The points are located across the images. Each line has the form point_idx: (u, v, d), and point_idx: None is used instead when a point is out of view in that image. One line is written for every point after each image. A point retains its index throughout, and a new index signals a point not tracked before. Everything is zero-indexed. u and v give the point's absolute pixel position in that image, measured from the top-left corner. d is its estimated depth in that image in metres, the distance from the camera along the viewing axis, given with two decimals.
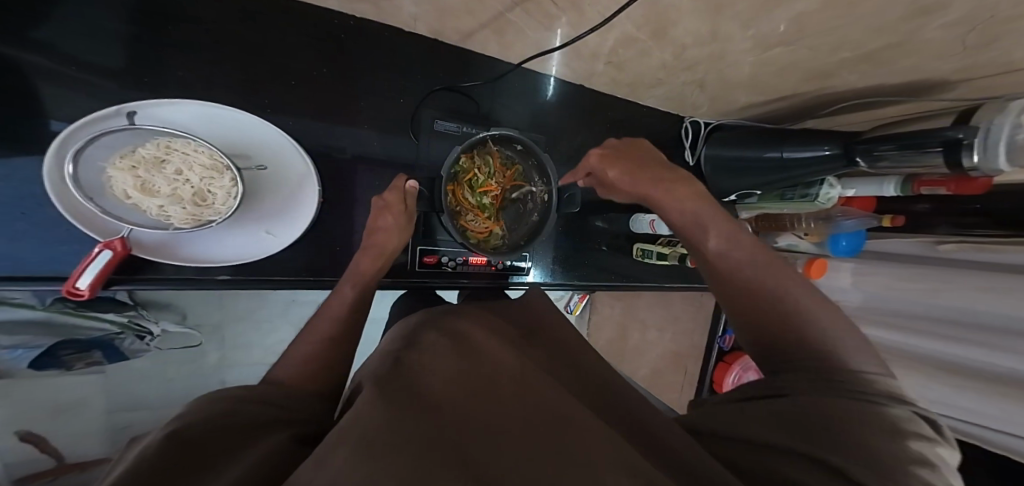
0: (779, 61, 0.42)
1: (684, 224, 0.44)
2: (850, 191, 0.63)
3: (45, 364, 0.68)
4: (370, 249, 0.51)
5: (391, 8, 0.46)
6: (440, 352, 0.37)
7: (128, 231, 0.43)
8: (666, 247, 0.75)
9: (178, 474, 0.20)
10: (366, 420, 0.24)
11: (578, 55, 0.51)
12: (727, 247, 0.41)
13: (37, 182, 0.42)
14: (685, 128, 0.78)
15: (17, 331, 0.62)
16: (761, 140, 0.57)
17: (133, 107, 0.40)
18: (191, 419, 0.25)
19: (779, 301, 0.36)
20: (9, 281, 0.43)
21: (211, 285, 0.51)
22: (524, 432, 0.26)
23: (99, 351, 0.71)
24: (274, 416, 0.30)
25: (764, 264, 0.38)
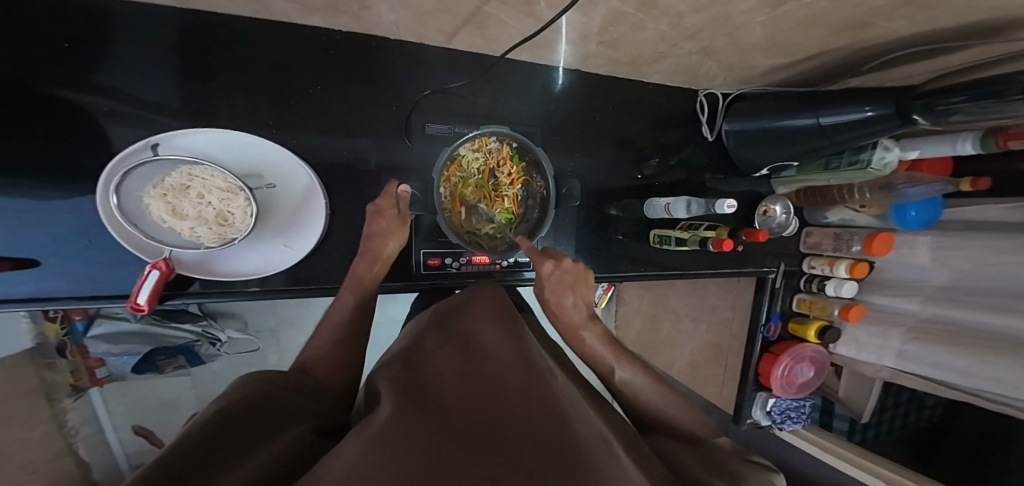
0: (797, 16, 0.36)
1: (600, 362, 0.53)
2: (913, 153, 0.54)
3: (144, 368, 0.83)
4: (366, 255, 0.52)
5: (370, 17, 0.46)
6: (446, 356, 0.33)
7: (168, 253, 0.47)
8: (686, 232, 0.69)
9: (200, 447, 0.21)
10: (367, 426, 0.21)
11: (568, 37, 0.48)
12: (628, 378, 0.51)
13: (94, 214, 0.47)
14: (700, 102, 0.73)
15: (120, 341, 0.77)
16: (792, 105, 0.50)
17: (157, 140, 0.43)
18: (229, 399, 0.27)
19: (661, 410, 0.49)
20: (95, 300, 0.49)
21: (244, 296, 0.53)
22: (556, 428, 0.21)
23: (184, 356, 0.85)
24: (299, 405, 0.31)
25: (651, 388, 0.50)
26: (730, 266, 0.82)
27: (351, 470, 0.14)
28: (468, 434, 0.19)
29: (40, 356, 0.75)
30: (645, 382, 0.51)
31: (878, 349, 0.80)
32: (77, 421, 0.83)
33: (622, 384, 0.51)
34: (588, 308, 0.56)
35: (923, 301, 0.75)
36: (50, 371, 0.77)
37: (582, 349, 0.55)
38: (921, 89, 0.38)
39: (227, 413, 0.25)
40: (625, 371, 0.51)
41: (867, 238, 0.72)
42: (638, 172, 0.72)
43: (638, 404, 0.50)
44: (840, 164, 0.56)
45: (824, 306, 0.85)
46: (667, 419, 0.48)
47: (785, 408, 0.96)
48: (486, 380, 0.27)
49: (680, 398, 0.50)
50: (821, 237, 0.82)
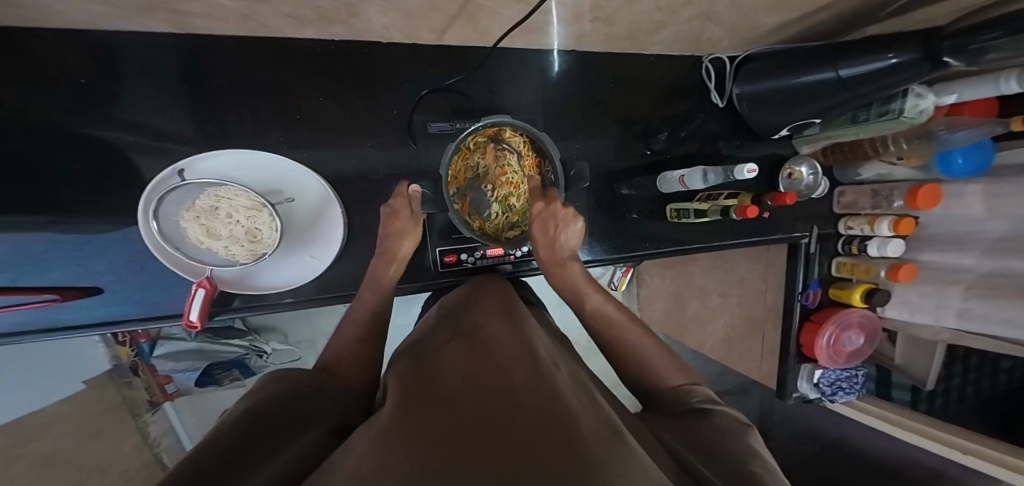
0: None
1: (579, 296, 0.55)
2: (947, 98, 0.49)
3: (205, 381, 0.92)
4: (385, 256, 0.55)
5: (360, 23, 0.46)
6: (453, 350, 0.35)
7: (210, 273, 0.51)
8: (705, 203, 0.66)
9: (235, 455, 0.23)
10: (377, 422, 0.23)
11: (559, 18, 0.47)
12: (599, 306, 0.53)
13: (140, 241, 0.52)
14: (706, 68, 0.69)
15: (182, 359, 0.87)
16: (808, 60, 0.47)
17: (182, 166, 0.47)
18: (262, 402, 0.30)
19: (633, 344, 0.50)
20: (154, 320, 0.54)
21: (283, 308, 0.57)
22: (549, 412, 0.23)
23: (237, 369, 0.93)
24: (321, 406, 0.34)
25: (630, 327, 0.51)
26: (758, 234, 0.79)
27: (357, 467, 0.16)
28: (467, 428, 0.20)
29: (118, 376, 0.91)
30: (623, 321, 0.52)
31: (935, 309, 0.73)
32: (158, 433, 0.95)
33: (595, 313, 0.53)
34: (572, 247, 0.57)
35: (979, 255, 0.68)
36: (128, 389, 0.92)
37: (564, 286, 0.56)
38: (952, 28, 0.34)
39: (258, 416, 0.28)
40: (595, 298, 0.54)
41: (910, 190, 0.66)
42: (647, 147, 0.70)
43: (612, 339, 0.51)
44: (869, 117, 0.51)
45: (868, 268, 0.78)
46: (641, 360, 0.48)
47: (836, 378, 0.91)
48: (488, 374, 0.28)
49: (658, 343, 0.50)
50: (857, 195, 0.77)
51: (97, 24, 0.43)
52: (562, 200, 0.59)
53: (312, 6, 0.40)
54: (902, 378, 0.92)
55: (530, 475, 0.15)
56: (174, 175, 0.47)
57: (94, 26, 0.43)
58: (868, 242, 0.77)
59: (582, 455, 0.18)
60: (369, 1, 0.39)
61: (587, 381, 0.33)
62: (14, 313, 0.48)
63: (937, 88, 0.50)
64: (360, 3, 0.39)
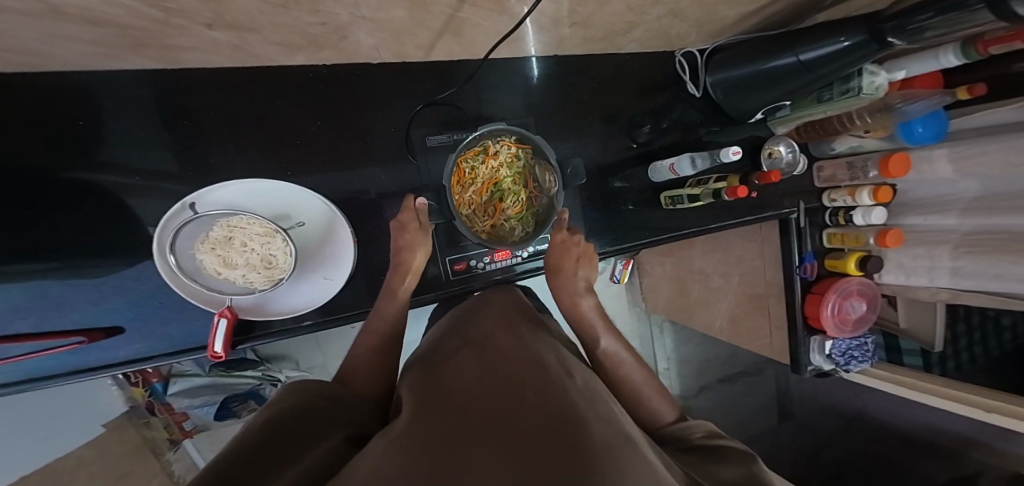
0: None
1: (589, 331, 0.59)
2: (899, 74, 0.52)
3: (224, 415, 0.93)
4: (400, 267, 0.57)
5: (351, 46, 0.49)
6: (458, 359, 0.38)
7: (230, 302, 0.54)
8: (696, 187, 0.70)
9: (270, 465, 0.26)
10: (391, 430, 0.26)
11: (538, 26, 0.50)
12: (612, 349, 0.56)
13: (155, 276, 0.54)
14: (679, 62, 0.73)
15: (199, 394, 0.90)
16: (771, 48, 0.50)
17: (193, 199, 0.49)
18: (282, 416, 0.32)
19: (643, 395, 0.51)
20: (172, 355, 0.56)
21: (300, 331, 0.60)
22: (538, 409, 0.26)
23: (254, 399, 0.94)
24: (331, 414, 0.36)
25: (635, 368, 0.54)
26: (749, 213, 0.82)
27: (378, 469, 0.19)
28: (472, 433, 0.23)
29: (135, 417, 0.99)
30: (631, 361, 0.55)
31: (929, 271, 0.76)
32: (182, 470, 1.01)
33: (607, 355, 0.56)
34: (588, 283, 0.63)
35: (960, 214, 0.71)
36: (147, 429, 0.99)
37: (575, 317, 0.60)
38: (890, 11, 0.38)
39: (279, 429, 0.31)
40: (609, 341, 0.57)
41: (882, 160, 0.70)
42: (633, 140, 0.73)
43: (623, 380, 0.54)
44: (831, 96, 0.55)
45: (857, 237, 0.82)
46: (644, 394, 0.52)
47: (846, 348, 0.91)
48: (493, 382, 0.31)
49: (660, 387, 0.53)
50: (834, 169, 0.82)
51: (94, 72, 0.46)
52: (560, 197, 0.65)
53: (303, 33, 0.43)
54: (910, 342, 0.94)
55: (521, 462, 0.19)
56: (186, 209, 0.49)
57: (87, 68, 0.45)
58: (853, 212, 0.80)
59: (565, 440, 0.22)
60: (358, 24, 0.41)
61: (591, 381, 0.36)
62: (45, 358, 0.50)
63: (890, 65, 0.53)
64: (351, 27, 0.42)
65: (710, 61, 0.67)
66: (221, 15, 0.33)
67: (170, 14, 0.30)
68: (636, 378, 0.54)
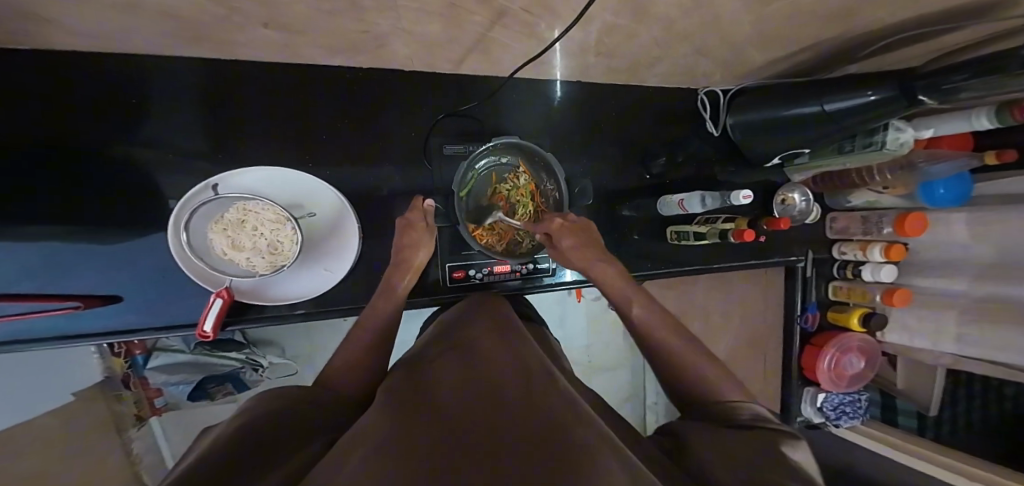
0: (775, 19, 0.37)
1: (622, 297, 0.53)
2: (928, 132, 0.52)
3: (197, 395, 0.91)
4: (400, 266, 0.56)
5: (387, 54, 0.50)
6: (443, 362, 0.36)
7: (230, 283, 0.52)
8: (704, 226, 0.69)
9: (238, 468, 0.24)
10: (367, 429, 0.24)
11: (567, 53, 0.51)
12: (645, 313, 0.51)
13: (148, 254, 0.52)
14: (701, 100, 0.74)
15: (177, 371, 0.87)
16: (795, 96, 0.50)
17: (216, 180, 0.49)
18: (254, 420, 0.30)
19: (692, 364, 0.45)
20: (164, 330, 0.53)
21: (291, 319, 0.58)
22: (523, 413, 0.24)
23: (231, 383, 0.93)
24: (319, 416, 0.34)
25: (671, 335, 0.49)
26: (755, 258, 0.82)
27: (352, 471, 0.17)
28: (454, 434, 0.20)
29: (108, 389, 0.91)
30: (668, 328, 0.49)
31: (935, 333, 0.74)
32: (142, 449, 0.95)
33: (639, 319, 0.51)
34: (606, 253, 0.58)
35: (970, 281, 0.69)
36: (117, 403, 0.92)
37: (601, 284, 0.56)
38: (923, 70, 0.38)
39: (252, 433, 0.28)
40: (641, 305, 0.52)
41: (898, 218, 0.69)
42: (648, 171, 0.73)
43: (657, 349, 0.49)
44: (853, 148, 0.55)
45: (864, 293, 0.81)
46: (682, 358, 0.47)
47: (839, 403, 0.91)
48: (475, 385, 0.29)
49: (705, 354, 0.47)
50: (848, 221, 0.81)
51: (122, 52, 0.46)
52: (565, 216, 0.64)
53: (344, 39, 0.43)
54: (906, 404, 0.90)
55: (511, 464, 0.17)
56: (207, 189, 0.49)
57: (114, 49, 0.45)
58: (863, 267, 0.79)
59: (549, 441, 0.20)
60: (398, 35, 0.42)
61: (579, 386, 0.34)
62: (29, 321, 0.48)
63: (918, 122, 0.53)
64: (390, 38, 0.43)
65: (732, 102, 0.67)
66: (271, 15, 0.34)
67: (227, 11, 0.31)
68: (679, 347, 0.48)
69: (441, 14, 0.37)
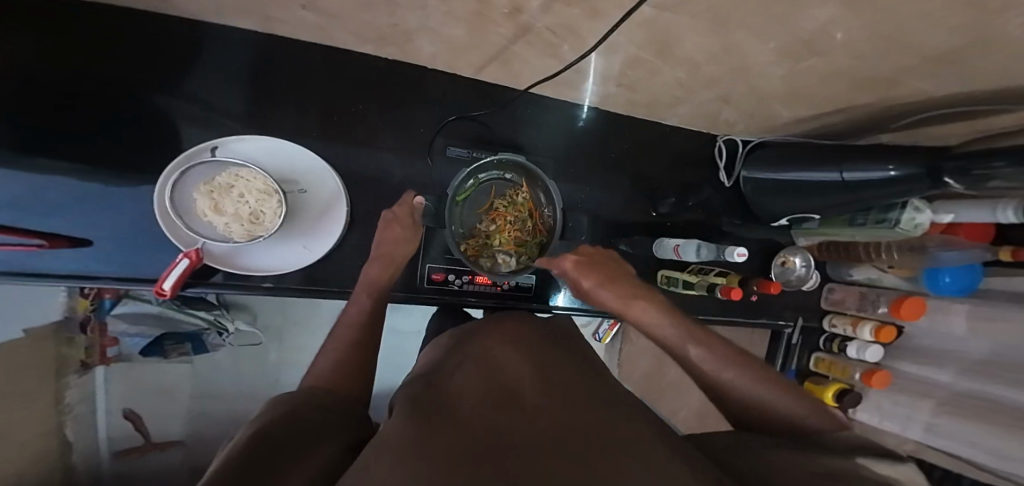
0: (803, 78, 0.36)
1: (662, 338, 0.48)
2: (946, 217, 0.50)
3: (152, 351, 0.86)
4: (379, 258, 0.53)
5: (406, 49, 0.48)
6: (463, 377, 0.35)
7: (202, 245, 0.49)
8: (694, 275, 0.69)
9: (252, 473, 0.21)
10: (412, 445, 0.22)
11: (590, 79, 0.50)
12: (698, 350, 0.45)
13: (118, 200, 0.48)
14: (720, 146, 0.72)
15: (139, 323, 0.80)
16: (816, 159, 0.50)
17: (218, 142, 0.47)
18: (264, 422, 0.27)
19: (761, 399, 0.40)
20: (125, 281, 0.49)
21: (255, 292, 0.53)
22: (577, 442, 0.24)
23: (190, 344, 0.89)
24: (330, 420, 0.30)
25: (727, 365, 0.43)
26: (744, 315, 0.79)
27: None
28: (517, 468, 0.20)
29: (63, 330, 0.76)
30: (726, 359, 0.44)
31: (907, 419, 0.73)
32: (76, 398, 0.81)
33: (690, 356, 0.45)
34: (631, 283, 0.55)
35: (957, 372, 0.68)
36: (67, 346, 0.78)
37: (639, 327, 0.51)
38: (957, 151, 0.36)
39: (270, 435, 0.25)
40: (685, 338, 0.47)
41: (895, 300, 0.67)
42: (654, 209, 0.71)
43: (723, 388, 0.42)
44: (865, 221, 0.54)
45: (845, 369, 0.78)
46: (751, 396, 0.41)
47: None
48: (513, 414, 0.27)
49: (774, 381, 0.42)
50: (845, 295, 0.78)
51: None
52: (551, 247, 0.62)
53: (362, 26, 0.42)
54: None
55: None
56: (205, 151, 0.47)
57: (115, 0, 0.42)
58: (848, 343, 0.78)
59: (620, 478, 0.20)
60: (418, 30, 0.41)
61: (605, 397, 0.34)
62: None
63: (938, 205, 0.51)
64: (409, 32, 0.42)
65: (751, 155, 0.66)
66: None
67: None
68: (737, 377, 0.42)
69: (466, 20, 0.37)
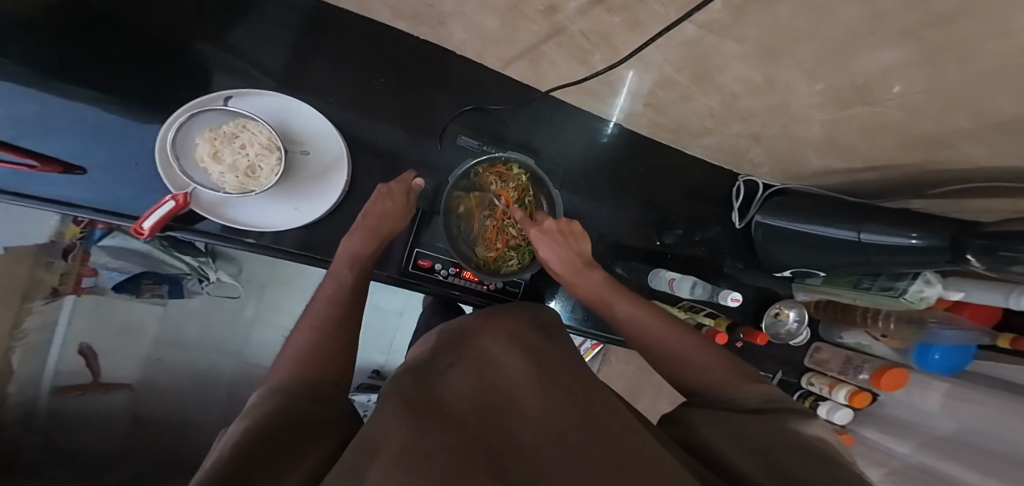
0: (834, 124, 0.35)
1: (605, 308, 0.52)
2: (956, 295, 0.50)
3: (126, 287, 0.83)
4: (362, 229, 0.49)
5: (437, 31, 0.47)
6: (457, 366, 0.34)
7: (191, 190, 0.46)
8: (684, 312, 0.69)
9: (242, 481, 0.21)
10: (410, 445, 0.22)
11: (617, 93, 0.49)
12: (631, 314, 0.49)
13: (114, 127, 0.46)
14: (737, 187, 0.71)
15: (122, 257, 0.78)
16: (835, 215, 0.49)
17: (229, 93, 0.47)
18: (259, 417, 0.26)
19: (688, 360, 0.44)
20: (106, 214, 0.45)
21: (236, 245, 0.50)
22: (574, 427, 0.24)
23: (167, 286, 0.85)
24: (323, 414, 0.30)
25: (658, 329, 0.47)
26: None
27: None
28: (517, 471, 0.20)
29: (45, 254, 0.77)
30: (656, 324, 0.48)
31: None
32: (34, 326, 0.81)
33: (625, 320, 0.50)
34: (588, 257, 0.54)
35: (916, 445, 0.68)
36: (43, 270, 0.78)
37: (590, 299, 0.53)
38: (986, 229, 0.35)
39: (265, 432, 0.25)
40: (626, 306, 0.50)
41: (878, 369, 0.66)
42: (658, 238, 0.70)
43: (653, 347, 0.47)
44: (870, 286, 0.53)
45: None
46: (681, 357, 0.45)
47: None
48: (514, 407, 0.27)
49: (702, 345, 0.45)
50: (830, 355, 0.76)
51: None
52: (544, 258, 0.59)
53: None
54: None
55: None
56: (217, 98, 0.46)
57: None
58: (821, 402, 0.77)
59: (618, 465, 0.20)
60: (449, 12, 0.40)
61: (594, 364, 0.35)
62: None
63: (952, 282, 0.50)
64: (440, 13, 0.40)
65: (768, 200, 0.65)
66: None
67: None
68: (668, 337, 0.47)
69: (499, 11, 0.35)
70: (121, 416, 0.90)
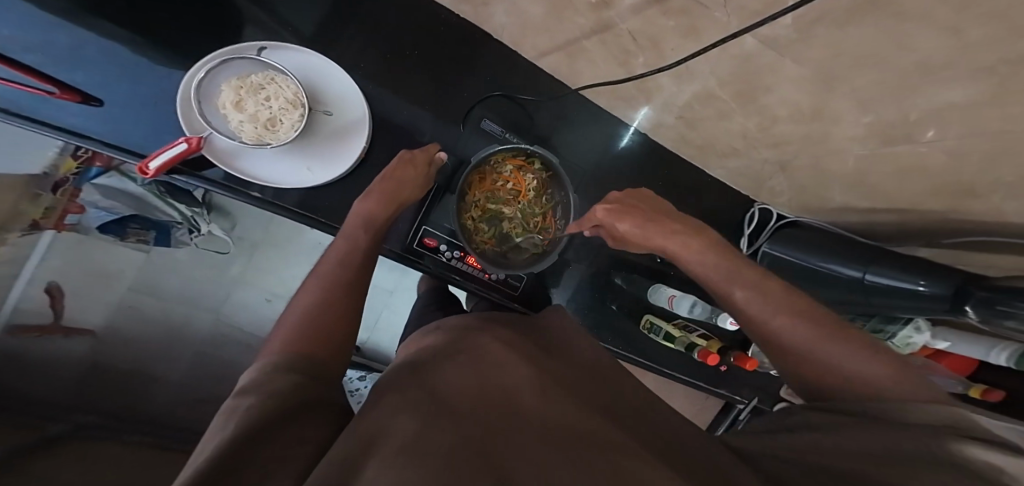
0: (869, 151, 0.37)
1: (716, 290, 0.41)
2: (944, 343, 0.53)
3: (111, 229, 0.79)
4: (374, 193, 0.48)
5: (482, 13, 0.47)
6: (457, 361, 0.33)
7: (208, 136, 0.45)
8: (676, 330, 0.70)
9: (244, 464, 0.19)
10: (419, 446, 0.21)
11: (650, 101, 0.50)
12: (753, 298, 0.37)
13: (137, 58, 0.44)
14: (750, 213, 0.68)
15: (113, 198, 0.75)
16: (841, 252, 0.52)
17: (265, 44, 0.46)
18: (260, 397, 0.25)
19: (823, 359, 0.32)
20: (117, 151, 0.44)
21: (242, 199, 0.49)
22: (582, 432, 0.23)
23: (155, 233, 0.82)
24: (320, 396, 0.28)
25: (782, 319, 0.35)
26: (706, 381, 0.79)
27: None
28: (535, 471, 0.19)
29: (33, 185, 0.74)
30: (785, 312, 0.35)
31: None
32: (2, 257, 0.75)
33: (745, 307, 0.38)
34: (692, 225, 0.46)
35: None
36: (29, 202, 0.75)
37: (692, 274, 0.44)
38: (994, 283, 0.37)
39: (265, 412, 0.23)
40: (745, 288, 0.38)
41: None
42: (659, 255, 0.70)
43: (796, 348, 0.34)
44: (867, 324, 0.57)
45: None
46: (807, 352, 0.33)
47: None
48: (523, 408, 0.26)
49: (852, 341, 0.31)
50: None
51: None
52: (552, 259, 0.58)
53: None
54: None
55: None
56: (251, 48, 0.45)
57: None
58: None
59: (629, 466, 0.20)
60: None
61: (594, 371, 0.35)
62: None
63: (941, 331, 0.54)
64: None
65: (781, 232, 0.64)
66: None
67: None
68: (796, 335, 0.34)
69: None
70: (80, 363, 0.86)
